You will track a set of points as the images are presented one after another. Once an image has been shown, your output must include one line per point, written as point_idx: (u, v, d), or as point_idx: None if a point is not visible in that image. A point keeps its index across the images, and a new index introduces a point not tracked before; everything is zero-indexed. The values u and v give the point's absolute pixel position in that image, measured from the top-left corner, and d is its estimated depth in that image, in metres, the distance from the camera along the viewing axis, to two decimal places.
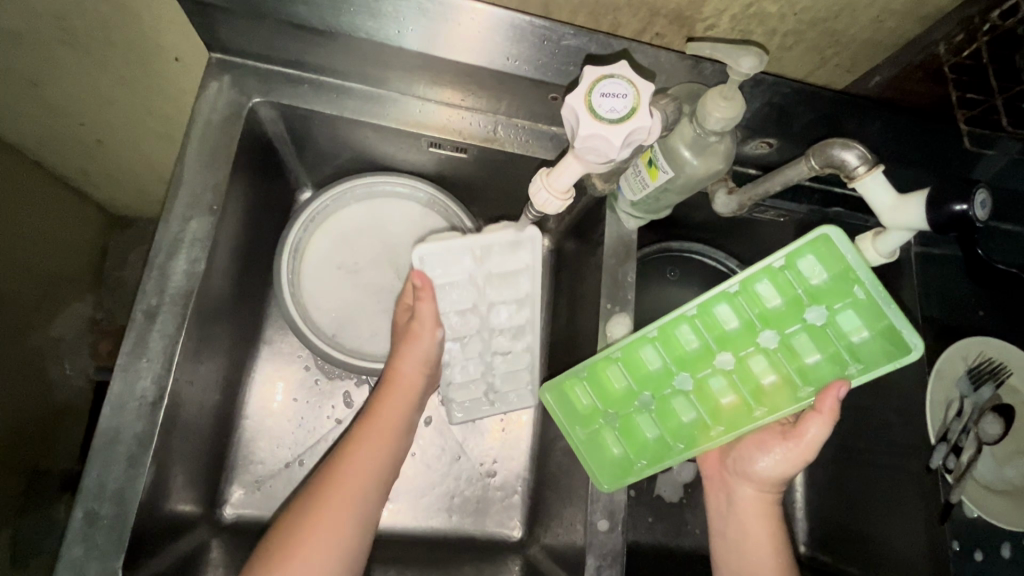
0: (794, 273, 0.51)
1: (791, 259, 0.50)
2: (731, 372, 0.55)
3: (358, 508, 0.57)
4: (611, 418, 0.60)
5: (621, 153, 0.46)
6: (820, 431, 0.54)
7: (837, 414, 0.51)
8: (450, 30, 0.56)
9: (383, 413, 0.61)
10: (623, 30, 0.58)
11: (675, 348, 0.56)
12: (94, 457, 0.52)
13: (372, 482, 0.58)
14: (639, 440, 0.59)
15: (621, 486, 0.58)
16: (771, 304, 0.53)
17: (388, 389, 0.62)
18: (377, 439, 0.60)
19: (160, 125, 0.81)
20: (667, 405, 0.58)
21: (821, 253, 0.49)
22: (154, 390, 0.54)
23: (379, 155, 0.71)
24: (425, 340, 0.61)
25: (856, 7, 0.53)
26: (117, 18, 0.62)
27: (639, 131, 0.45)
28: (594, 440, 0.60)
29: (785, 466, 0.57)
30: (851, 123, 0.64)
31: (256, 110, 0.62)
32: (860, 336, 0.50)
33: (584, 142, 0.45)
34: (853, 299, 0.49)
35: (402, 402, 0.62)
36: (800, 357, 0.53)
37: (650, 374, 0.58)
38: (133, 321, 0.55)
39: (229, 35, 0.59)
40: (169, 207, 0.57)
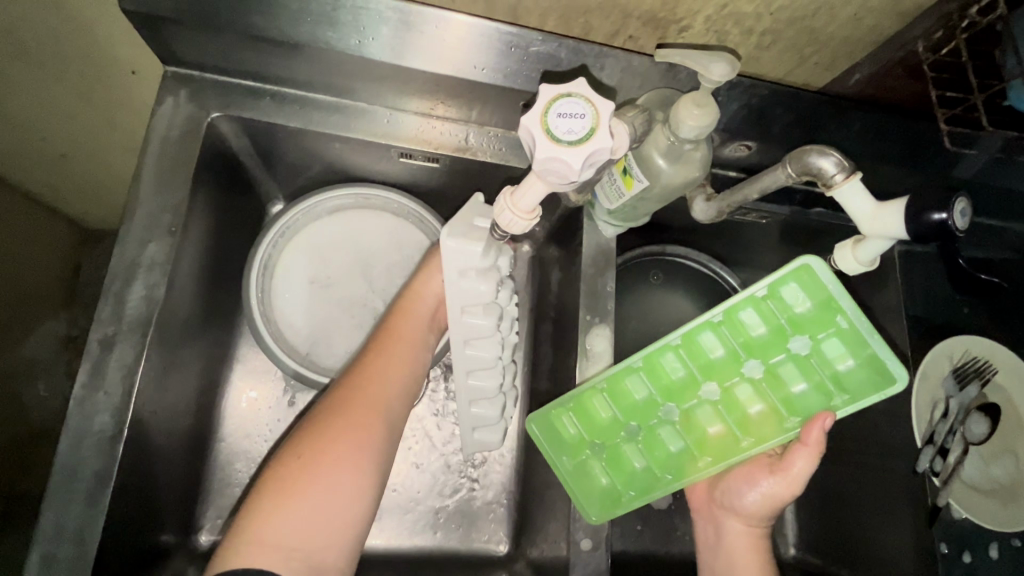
0: (777, 302, 0.51)
1: (774, 288, 0.51)
2: (717, 402, 0.55)
3: (386, 418, 0.55)
4: (598, 449, 0.59)
5: (583, 174, 0.44)
6: (807, 464, 0.53)
7: (823, 446, 0.51)
8: (414, 39, 0.54)
9: (401, 330, 0.60)
10: (595, 35, 0.56)
11: (661, 377, 0.56)
12: (51, 497, 0.50)
13: (396, 395, 0.57)
14: (627, 470, 0.58)
15: (610, 518, 0.57)
16: (755, 332, 0.53)
17: (404, 306, 0.61)
18: (396, 354, 0.59)
19: (126, 138, 0.78)
20: (654, 435, 0.58)
21: (801, 282, 0.49)
22: (113, 424, 0.52)
23: (350, 166, 0.68)
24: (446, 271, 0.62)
25: (832, 5, 0.52)
26: (69, 29, 0.60)
27: (599, 152, 0.43)
28: (582, 471, 0.59)
29: (771, 500, 0.57)
30: (830, 123, 0.63)
31: (216, 125, 0.60)
32: (842, 362, 0.50)
33: (542, 165, 0.43)
34: (836, 329, 0.49)
35: (422, 319, 0.61)
36: (786, 387, 0.53)
37: (636, 405, 0.57)
38: (89, 351, 0.52)
39: (184, 48, 0.57)
40: (126, 230, 0.55)
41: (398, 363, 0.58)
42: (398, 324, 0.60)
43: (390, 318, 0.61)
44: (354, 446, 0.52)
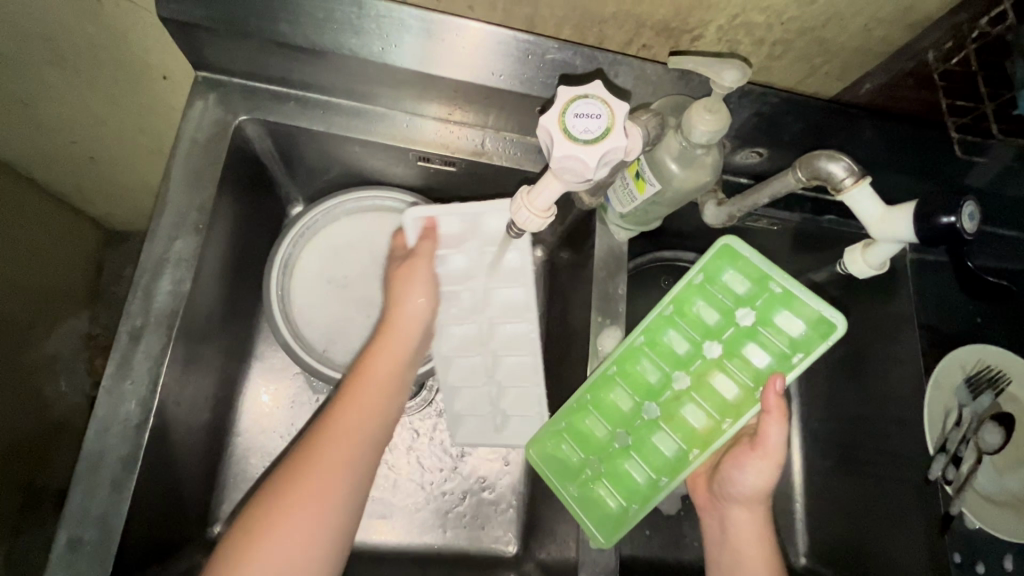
0: (720, 288, 0.56)
1: (712, 274, 0.56)
2: (695, 395, 0.58)
3: (349, 477, 0.55)
4: (596, 466, 0.61)
5: (598, 172, 0.46)
6: (780, 432, 0.52)
7: (787, 409, 0.52)
8: (433, 45, 0.56)
9: (371, 376, 0.58)
10: (610, 43, 0.58)
11: (638, 382, 0.60)
12: (77, 481, 0.51)
13: (362, 449, 0.56)
14: (629, 484, 0.60)
15: (619, 536, 0.58)
16: (710, 321, 0.57)
17: (378, 347, 0.60)
18: (366, 404, 0.57)
19: (152, 142, 0.81)
20: (646, 444, 0.59)
21: (727, 261, 0.55)
22: (139, 412, 0.53)
23: (369, 169, 0.71)
24: (419, 296, 0.60)
25: (843, 16, 0.53)
26: (104, 37, 0.61)
27: (614, 151, 0.45)
28: (587, 495, 0.60)
29: (764, 479, 0.55)
30: (841, 131, 0.64)
31: (243, 128, 0.62)
32: (792, 324, 0.53)
33: (559, 163, 0.45)
34: (773, 295, 0.54)
35: (392, 365, 0.60)
36: (752, 364, 0.55)
37: (623, 414, 0.61)
38: (118, 342, 0.54)
39: (215, 54, 0.59)
40: (155, 227, 0.57)
41: (364, 415, 0.57)
42: (365, 370, 0.59)
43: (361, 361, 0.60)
44: (313, 505, 0.52)
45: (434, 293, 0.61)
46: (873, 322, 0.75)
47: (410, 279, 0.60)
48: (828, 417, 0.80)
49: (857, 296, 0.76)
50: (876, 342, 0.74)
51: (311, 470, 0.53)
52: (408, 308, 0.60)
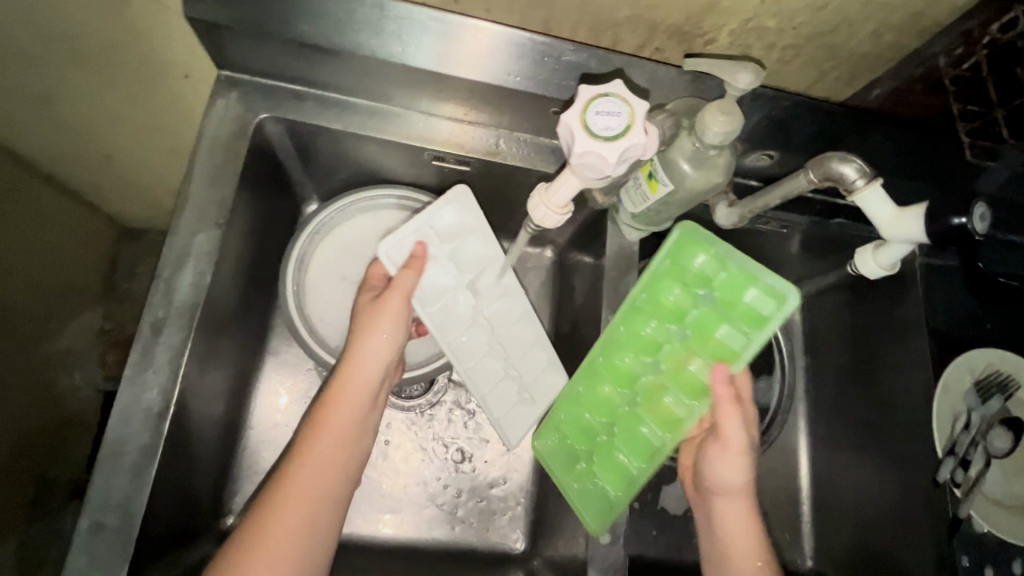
0: (686, 275, 0.57)
1: (676, 263, 0.57)
2: (672, 381, 0.59)
3: (309, 531, 0.54)
4: (588, 456, 0.65)
5: (617, 169, 0.47)
6: (733, 418, 0.54)
7: (733, 396, 0.53)
8: (451, 46, 0.57)
9: (331, 425, 0.58)
10: (623, 46, 0.59)
11: (618, 373, 0.62)
12: (99, 468, 0.52)
13: (323, 500, 0.56)
14: (618, 471, 0.63)
15: (609, 523, 0.61)
16: (679, 307, 0.58)
17: (337, 394, 0.59)
18: (327, 454, 0.57)
19: (170, 140, 0.82)
20: (632, 431, 0.62)
21: (690, 247, 0.55)
22: (160, 401, 0.55)
23: (383, 169, 0.72)
24: (386, 336, 0.60)
25: (854, 21, 0.54)
26: (127, 38, 0.62)
27: (633, 148, 0.46)
28: (582, 483, 0.64)
29: (731, 465, 0.57)
30: (851, 135, 0.64)
31: (263, 126, 0.64)
32: (755, 303, 0.53)
33: (579, 159, 0.46)
34: (732, 277, 0.54)
35: (352, 413, 0.59)
36: (721, 346, 0.56)
37: (608, 406, 0.63)
38: (140, 333, 0.55)
39: (237, 54, 0.61)
40: (177, 221, 0.58)
41: (325, 465, 0.56)
42: (325, 419, 0.58)
43: (320, 409, 0.59)
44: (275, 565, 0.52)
45: (401, 330, 0.61)
46: (880, 326, 0.75)
47: (376, 320, 0.60)
48: (836, 421, 0.81)
49: (866, 300, 0.77)
50: (884, 345, 0.75)
51: (269, 532, 0.53)
52: (370, 348, 0.60)
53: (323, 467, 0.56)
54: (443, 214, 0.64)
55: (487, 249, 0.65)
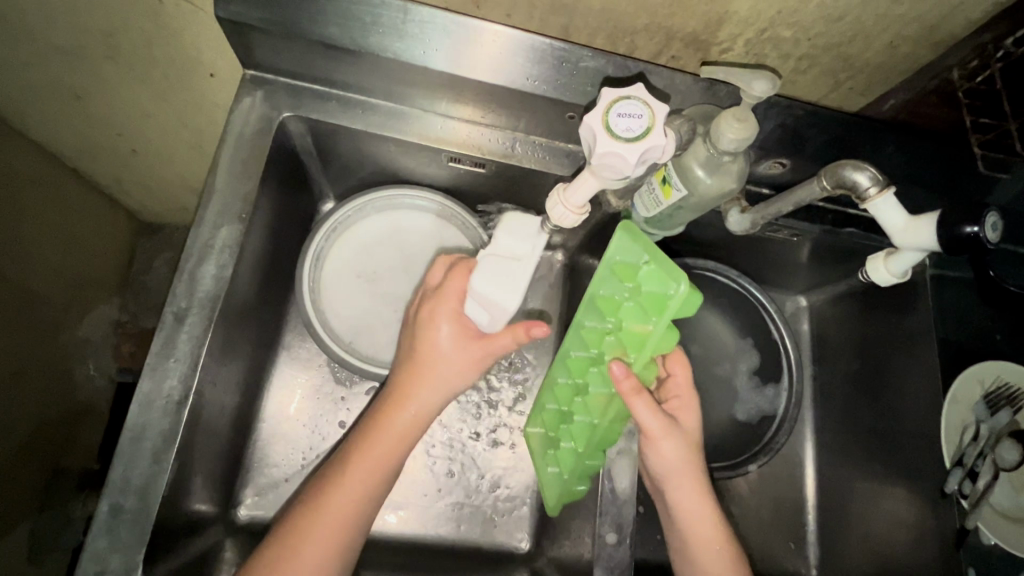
0: (616, 273, 0.55)
1: (608, 262, 0.55)
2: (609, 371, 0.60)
3: (342, 555, 0.53)
4: (549, 440, 0.68)
5: (636, 169, 0.48)
6: (645, 411, 0.56)
7: (634, 389, 0.55)
8: (472, 49, 0.58)
9: (379, 448, 0.55)
10: (640, 54, 0.60)
11: (570, 363, 0.63)
12: (120, 453, 0.53)
13: (358, 525, 0.55)
14: (567, 457, 0.65)
15: (562, 503, 0.66)
16: (614, 302, 0.57)
17: (391, 416, 0.56)
18: (369, 479, 0.55)
19: (192, 137, 0.84)
20: (579, 420, 0.64)
21: (631, 245, 0.53)
22: (180, 389, 0.56)
23: (400, 169, 0.73)
24: (458, 366, 0.56)
25: (869, 33, 0.55)
26: (158, 36, 0.64)
27: (653, 149, 0.47)
28: (542, 465, 0.68)
29: (670, 453, 0.60)
30: (865, 144, 0.65)
31: (286, 124, 0.65)
32: (678, 299, 0.51)
33: (600, 159, 0.47)
34: (652, 273, 0.53)
35: (403, 440, 0.56)
36: (642, 337, 0.56)
37: (563, 394, 0.65)
38: (163, 322, 0.57)
39: (265, 54, 0.62)
40: (201, 214, 0.60)
41: (367, 489, 0.55)
42: (374, 442, 0.55)
43: (370, 429, 0.56)
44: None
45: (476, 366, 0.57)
46: (889, 336, 0.75)
47: (456, 347, 0.56)
48: (843, 430, 0.81)
49: (875, 310, 0.77)
50: (893, 354, 0.75)
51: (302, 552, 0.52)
52: (439, 373, 0.56)
53: (359, 503, 0.54)
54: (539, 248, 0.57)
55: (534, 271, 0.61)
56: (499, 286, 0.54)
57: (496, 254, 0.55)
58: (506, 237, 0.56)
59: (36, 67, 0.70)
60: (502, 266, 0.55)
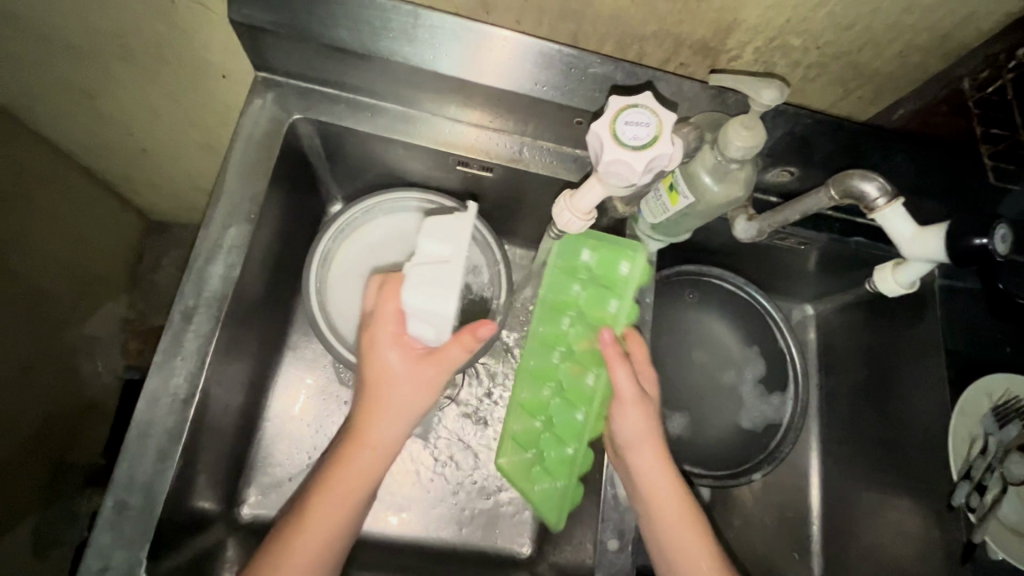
0: (569, 271, 0.66)
1: (561, 265, 0.66)
2: (581, 359, 0.66)
3: None
4: (537, 459, 0.66)
5: (642, 177, 0.48)
6: (623, 371, 0.58)
7: (618, 342, 0.58)
8: (480, 55, 0.59)
9: (337, 492, 0.54)
10: (648, 60, 0.60)
11: (540, 370, 0.67)
12: (126, 450, 0.54)
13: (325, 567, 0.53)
14: (563, 461, 0.65)
15: (567, 512, 0.63)
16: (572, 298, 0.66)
17: (347, 458, 0.55)
18: (329, 522, 0.54)
19: (202, 137, 0.85)
20: (564, 420, 0.65)
21: (577, 244, 0.64)
22: (187, 388, 0.56)
23: (408, 172, 0.74)
24: (409, 397, 0.55)
25: (878, 42, 0.55)
26: (171, 38, 0.65)
27: (660, 158, 0.47)
28: (539, 487, 0.65)
29: (634, 419, 0.59)
30: (874, 153, 0.64)
31: (296, 126, 0.66)
32: (631, 272, 0.64)
33: (607, 167, 0.47)
34: (604, 257, 0.65)
35: (362, 481, 0.55)
36: (609, 315, 0.64)
37: (539, 403, 0.67)
38: (171, 321, 0.57)
39: (275, 57, 0.63)
40: (211, 214, 0.60)
41: (329, 533, 0.53)
42: (331, 483, 0.54)
43: (327, 471, 0.55)
44: None
45: (432, 394, 0.56)
46: (897, 346, 0.75)
47: (407, 381, 0.55)
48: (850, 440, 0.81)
49: (883, 320, 0.77)
50: (899, 363, 0.74)
51: None
52: (390, 410, 0.55)
53: (326, 544, 0.53)
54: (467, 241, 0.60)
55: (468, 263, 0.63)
56: (429, 297, 0.55)
57: (426, 262, 0.57)
58: (432, 242, 0.58)
59: (50, 67, 0.71)
60: (434, 274, 0.56)
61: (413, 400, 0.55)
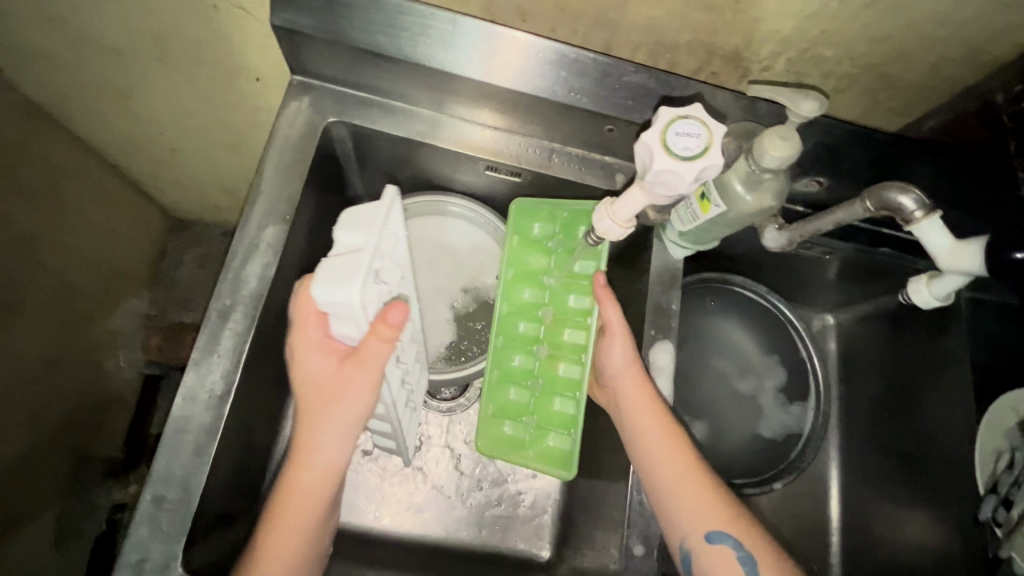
0: (529, 240, 0.69)
1: (519, 236, 0.68)
2: (557, 317, 0.68)
3: None
4: (534, 424, 0.68)
5: (690, 186, 0.50)
6: (613, 308, 0.60)
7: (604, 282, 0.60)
8: (515, 61, 0.59)
9: (291, 509, 0.52)
10: (680, 69, 0.61)
11: (517, 338, 0.69)
12: (164, 445, 0.55)
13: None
14: (559, 419, 0.67)
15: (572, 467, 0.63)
16: (536, 265, 0.69)
17: (291, 478, 0.53)
18: (287, 543, 0.52)
19: (231, 137, 0.86)
20: (553, 378, 0.68)
21: (526, 216, 0.67)
22: (222, 385, 0.57)
23: (436, 176, 0.74)
24: (344, 407, 0.51)
25: (912, 54, 0.56)
26: (210, 41, 0.66)
27: (709, 169, 0.49)
28: (541, 449, 0.67)
29: (611, 351, 0.62)
30: (904, 164, 0.64)
31: (329, 129, 0.67)
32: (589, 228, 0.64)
33: (656, 176, 0.49)
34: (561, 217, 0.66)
35: (316, 491, 0.53)
36: (576, 271, 0.67)
37: (523, 370, 0.69)
38: (208, 319, 0.58)
39: (311, 61, 0.64)
40: (247, 215, 0.61)
41: (290, 553, 0.52)
42: (280, 503, 0.53)
43: (276, 494, 0.53)
44: None
45: (368, 400, 0.51)
46: (919, 359, 0.74)
47: (334, 393, 0.51)
48: (870, 450, 0.81)
49: (903, 332, 0.76)
50: (923, 375, 0.74)
51: None
52: (326, 423, 0.52)
53: (293, 561, 0.52)
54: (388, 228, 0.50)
55: (404, 259, 0.56)
56: (335, 288, 0.46)
57: (337, 253, 0.48)
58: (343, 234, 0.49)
59: (88, 67, 0.72)
60: (343, 266, 0.47)
61: (343, 409, 0.51)
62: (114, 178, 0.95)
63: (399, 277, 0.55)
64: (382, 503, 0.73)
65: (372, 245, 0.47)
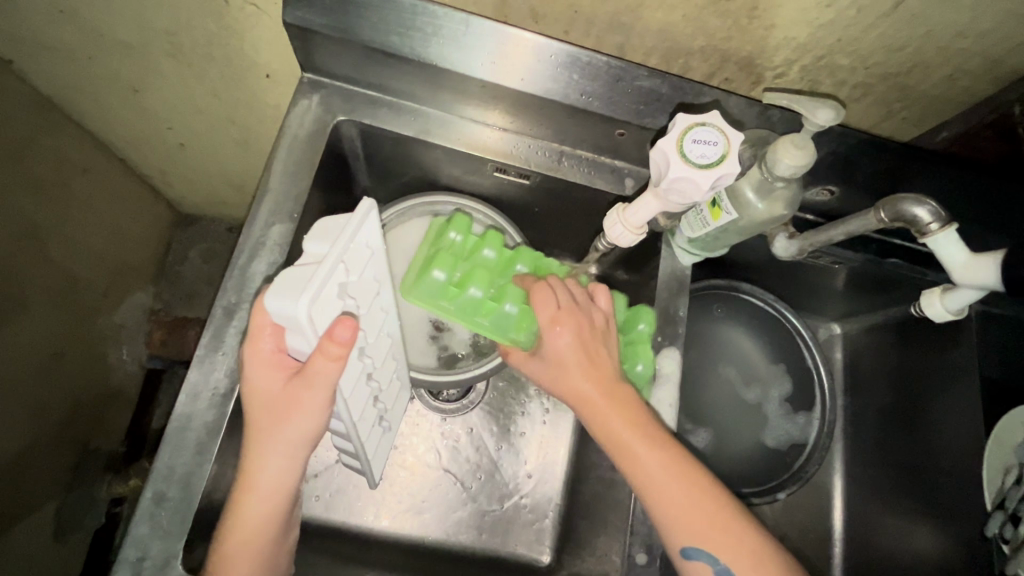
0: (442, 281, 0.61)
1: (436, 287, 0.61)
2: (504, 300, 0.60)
3: None
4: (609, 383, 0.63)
5: (705, 194, 0.50)
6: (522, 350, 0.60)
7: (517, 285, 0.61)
8: (527, 63, 0.59)
9: (248, 517, 0.51)
10: (693, 75, 0.60)
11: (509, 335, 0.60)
12: (167, 441, 0.55)
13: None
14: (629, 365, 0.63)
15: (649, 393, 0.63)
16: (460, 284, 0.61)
17: (247, 488, 0.51)
18: (249, 550, 0.51)
19: (240, 134, 0.86)
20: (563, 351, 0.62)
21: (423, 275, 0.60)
22: (226, 383, 0.57)
23: (444, 176, 0.74)
24: (299, 420, 0.49)
25: (929, 64, 0.55)
26: (222, 36, 0.66)
27: (725, 177, 0.48)
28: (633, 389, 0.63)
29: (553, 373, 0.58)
30: (919, 174, 0.63)
31: (339, 127, 0.67)
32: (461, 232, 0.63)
33: (671, 183, 0.49)
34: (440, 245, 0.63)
35: (275, 497, 0.51)
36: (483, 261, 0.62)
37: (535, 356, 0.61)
38: (213, 316, 0.58)
39: (323, 59, 0.64)
40: (254, 213, 0.61)
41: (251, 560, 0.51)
42: (237, 512, 0.51)
43: (232, 503, 0.51)
44: None
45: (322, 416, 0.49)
46: (927, 371, 0.73)
47: (286, 409, 0.48)
48: (876, 462, 0.80)
49: (910, 344, 0.76)
50: (930, 387, 0.73)
51: None
52: (280, 435, 0.49)
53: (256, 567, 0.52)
54: (355, 236, 0.44)
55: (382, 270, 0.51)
56: (279, 302, 0.42)
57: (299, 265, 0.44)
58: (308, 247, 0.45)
59: (99, 61, 0.72)
60: (299, 275, 0.42)
61: (298, 424, 0.49)
62: (121, 171, 0.95)
63: (374, 290, 0.50)
64: (383, 504, 0.73)
65: (334, 257, 0.42)
